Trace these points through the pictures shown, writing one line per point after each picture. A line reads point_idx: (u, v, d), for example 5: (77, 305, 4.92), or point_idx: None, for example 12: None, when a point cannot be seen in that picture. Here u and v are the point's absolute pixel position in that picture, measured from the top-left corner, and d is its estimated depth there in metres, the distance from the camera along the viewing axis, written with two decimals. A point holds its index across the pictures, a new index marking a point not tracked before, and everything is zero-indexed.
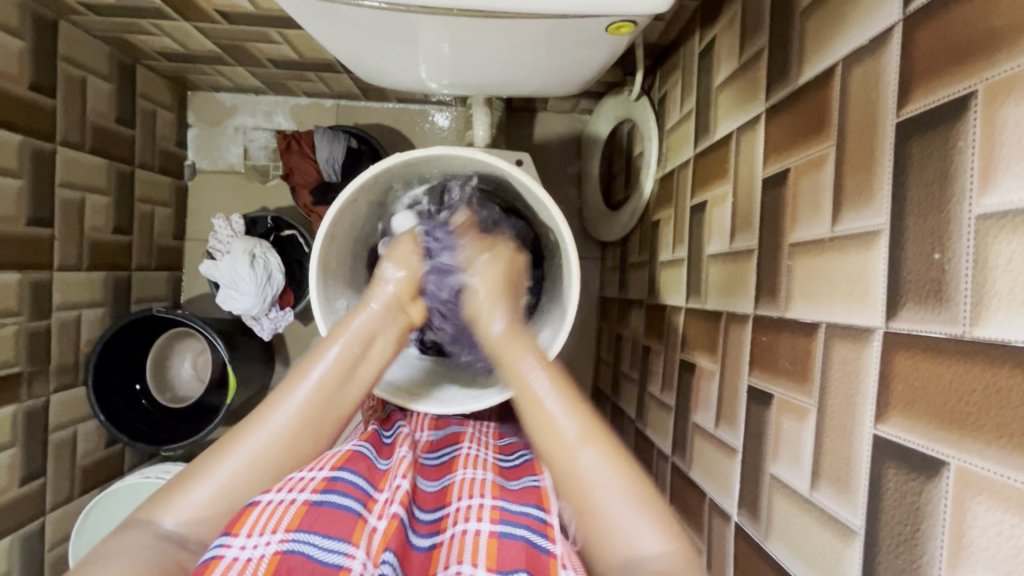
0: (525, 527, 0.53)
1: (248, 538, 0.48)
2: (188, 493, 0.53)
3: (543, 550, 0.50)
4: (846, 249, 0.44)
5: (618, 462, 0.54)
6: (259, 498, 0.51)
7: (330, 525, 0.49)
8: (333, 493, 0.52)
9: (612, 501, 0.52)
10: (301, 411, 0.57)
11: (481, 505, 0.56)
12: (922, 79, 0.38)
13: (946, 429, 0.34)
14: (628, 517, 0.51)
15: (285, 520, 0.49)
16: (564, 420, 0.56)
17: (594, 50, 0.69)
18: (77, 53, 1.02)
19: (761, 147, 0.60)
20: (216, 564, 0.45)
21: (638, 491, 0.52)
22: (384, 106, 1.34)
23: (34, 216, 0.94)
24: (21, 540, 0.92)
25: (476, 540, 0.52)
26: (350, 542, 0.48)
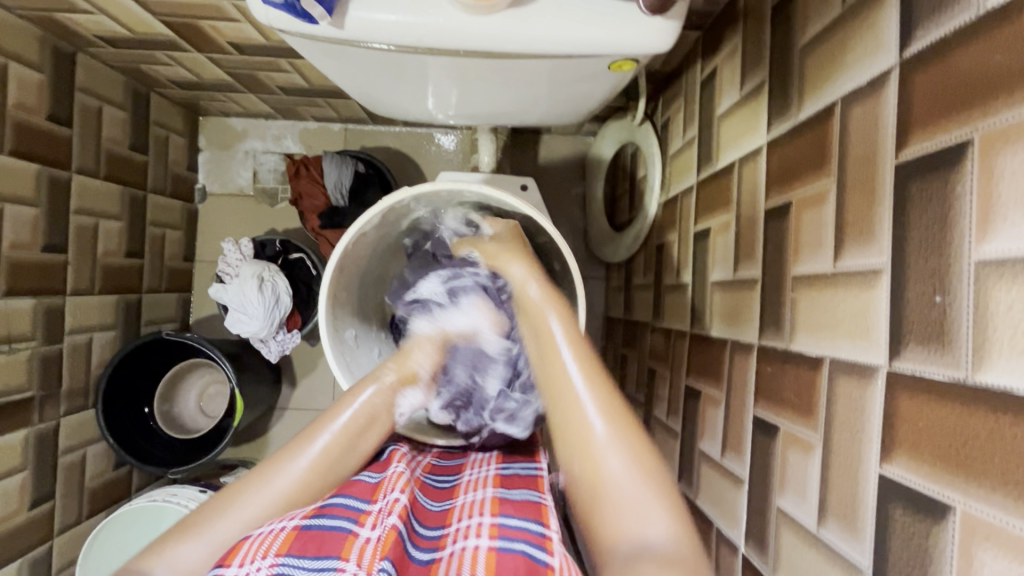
0: (523, 541, 0.52)
1: (239, 568, 0.48)
2: (180, 547, 0.53)
3: (541, 562, 0.50)
4: (848, 285, 0.45)
5: (639, 457, 0.53)
6: (250, 533, 0.52)
7: (319, 545, 0.50)
8: (324, 516, 0.53)
9: (624, 478, 0.52)
10: (297, 477, 0.59)
11: (480, 523, 0.56)
12: (919, 124, 0.39)
13: (951, 472, 0.34)
14: (640, 495, 0.51)
15: (275, 546, 0.49)
16: (597, 411, 0.57)
17: (598, 85, 0.70)
18: (93, 83, 1.05)
19: (763, 178, 0.61)
20: None
21: (650, 478, 0.52)
22: (391, 129, 1.37)
23: (49, 242, 0.96)
24: (29, 564, 0.92)
25: (475, 552, 0.51)
26: (340, 558, 0.48)
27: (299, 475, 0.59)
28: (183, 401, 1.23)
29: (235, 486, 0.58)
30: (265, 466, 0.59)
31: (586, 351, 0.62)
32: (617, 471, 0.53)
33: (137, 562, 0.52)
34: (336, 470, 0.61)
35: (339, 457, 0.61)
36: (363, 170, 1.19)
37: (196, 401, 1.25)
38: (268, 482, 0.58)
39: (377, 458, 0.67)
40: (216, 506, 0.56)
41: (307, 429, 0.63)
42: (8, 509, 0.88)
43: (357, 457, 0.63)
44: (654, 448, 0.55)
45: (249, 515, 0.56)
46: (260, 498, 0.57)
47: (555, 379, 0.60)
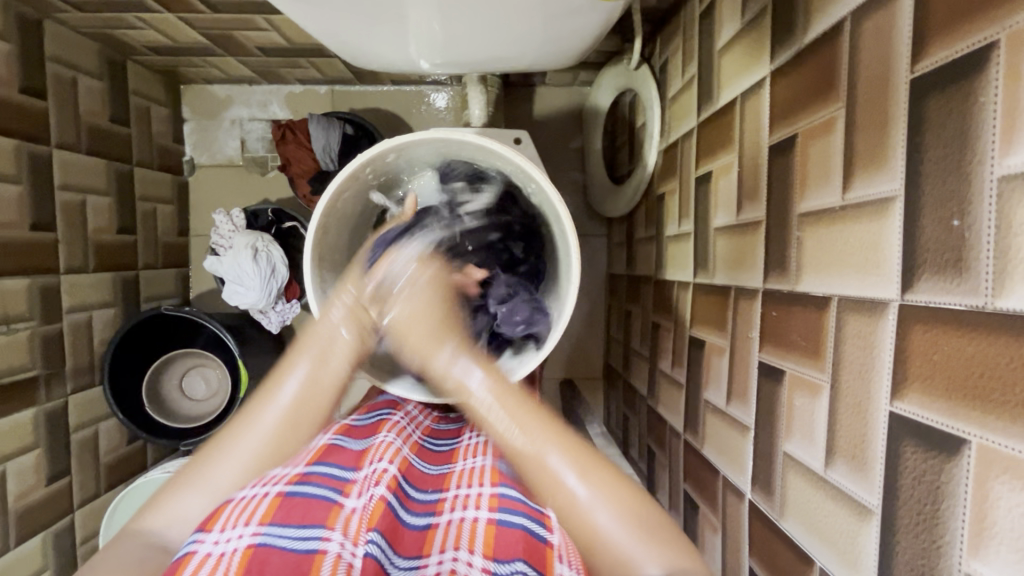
0: (523, 515, 0.53)
1: (220, 533, 0.48)
2: (177, 501, 0.55)
3: (541, 539, 0.51)
4: (858, 217, 0.42)
5: (612, 490, 0.52)
6: (234, 496, 0.53)
7: (304, 513, 0.50)
8: (307, 484, 0.53)
9: (611, 527, 0.50)
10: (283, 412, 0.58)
11: (479, 494, 0.57)
12: (937, 31, 0.35)
13: (967, 406, 0.32)
14: (613, 524, 0.50)
15: (258, 514, 0.49)
16: (565, 468, 0.52)
17: (588, 19, 0.66)
18: (65, 52, 1.00)
19: (767, 112, 0.57)
20: (189, 559, 0.46)
21: (631, 513, 0.51)
22: (379, 89, 1.32)
23: (37, 220, 0.94)
24: (52, 536, 0.95)
25: (473, 524, 0.53)
26: (326, 527, 0.49)
27: (276, 420, 0.58)
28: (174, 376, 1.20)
29: (219, 437, 0.58)
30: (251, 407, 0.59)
31: (497, 381, 0.58)
32: (582, 498, 0.51)
33: (138, 521, 0.55)
34: (312, 411, 0.59)
35: (315, 393, 0.59)
36: (351, 132, 1.15)
37: (182, 373, 1.21)
38: (251, 427, 0.57)
39: (359, 424, 0.65)
40: (201, 461, 0.57)
41: (274, 372, 0.60)
42: (25, 486, 0.89)
43: (328, 393, 0.60)
44: (610, 466, 0.54)
45: (231, 463, 0.56)
46: (242, 447, 0.57)
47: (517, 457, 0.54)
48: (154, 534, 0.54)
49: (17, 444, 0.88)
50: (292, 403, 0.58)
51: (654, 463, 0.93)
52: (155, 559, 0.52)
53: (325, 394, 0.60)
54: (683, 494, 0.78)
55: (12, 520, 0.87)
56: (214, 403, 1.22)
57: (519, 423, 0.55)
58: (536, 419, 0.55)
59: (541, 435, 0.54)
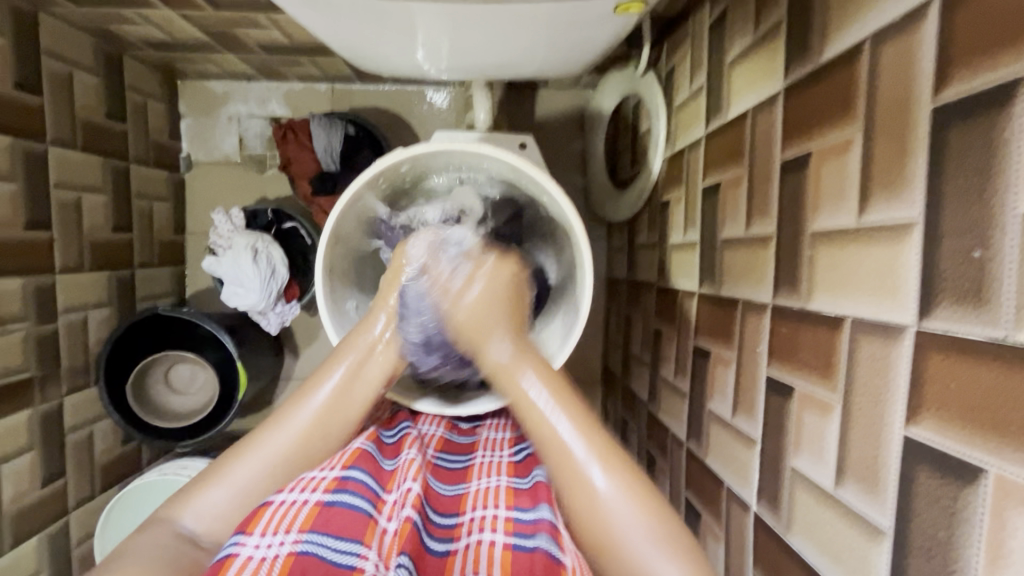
0: (543, 533, 0.52)
1: (261, 537, 0.48)
2: (206, 496, 0.55)
3: (555, 559, 0.48)
4: (873, 241, 0.43)
5: (637, 493, 0.52)
6: (272, 497, 0.52)
7: (342, 527, 0.50)
8: (345, 493, 0.53)
9: (630, 524, 0.51)
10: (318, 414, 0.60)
11: (495, 516, 0.56)
12: (960, 62, 0.35)
13: (984, 436, 0.33)
14: (642, 542, 0.50)
15: (298, 522, 0.50)
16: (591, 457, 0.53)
17: (600, 29, 0.66)
18: (60, 47, 0.98)
19: (779, 128, 0.58)
20: (230, 562, 0.46)
21: (664, 533, 0.50)
22: (380, 88, 1.30)
23: (31, 219, 0.92)
24: (47, 539, 0.94)
25: (490, 549, 0.52)
26: (362, 544, 0.49)
27: (311, 420, 0.59)
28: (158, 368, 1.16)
29: (250, 438, 0.59)
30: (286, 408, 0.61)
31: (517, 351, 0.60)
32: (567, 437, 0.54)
33: (167, 509, 0.55)
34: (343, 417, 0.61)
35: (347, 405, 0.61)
36: (352, 133, 1.14)
37: (166, 369, 1.17)
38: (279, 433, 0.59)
39: (386, 439, 0.66)
40: (231, 457, 0.57)
41: (310, 379, 0.62)
42: (19, 488, 0.88)
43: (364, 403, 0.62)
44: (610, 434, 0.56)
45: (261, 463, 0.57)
46: (277, 439, 0.58)
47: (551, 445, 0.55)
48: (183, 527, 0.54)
49: (12, 446, 0.87)
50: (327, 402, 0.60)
51: (654, 469, 0.94)
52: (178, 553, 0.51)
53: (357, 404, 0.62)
54: (684, 502, 0.79)
55: (7, 523, 0.86)
56: (190, 401, 1.19)
57: (578, 429, 0.55)
58: (579, 424, 0.55)
59: (590, 447, 0.54)
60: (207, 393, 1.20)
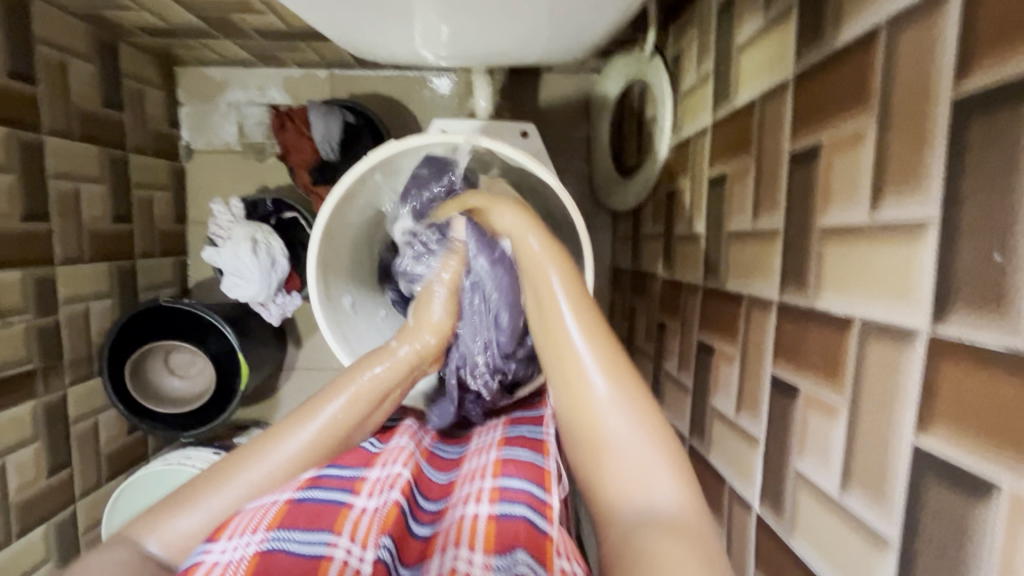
0: (524, 505, 0.53)
1: (228, 542, 0.48)
2: (177, 518, 0.53)
3: (542, 532, 0.50)
4: (885, 240, 0.40)
5: (632, 398, 0.52)
6: (245, 506, 0.52)
7: (312, 518, 0.50)
8: (317, 489, 0.52)
9: (624, 436, 0.51)
10: (318, 435, 0.59)
11: (481, 488, 0.57)
12: (984, 50, 0.33)
13: (998, 450, 0.31)
14: (624, 435, 0.51)
15: (266, 520, 0.49)
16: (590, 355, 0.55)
17: (602, 12, 0.63)
18: (54, 34, 0.96)
19: (789, 117, 0.55)
20: (197, 568, 0.46)
21: (655, 435, 0.50)
22: (380, 73, 1.28)
23: (29, 210, 0.91)
24: (55, 527, 0.95)
25: (474, 521, 0.52)
26: (332, 533, 0.49)
27: (305, 445, 0.58)
28: (155, 357, 1.14)
29: (229, 461, 0.57)
30: (283, 425, 0.59)
31: (575, 290, 0.58)
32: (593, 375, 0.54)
33: (132, 531, 0.53)
34: (341, 443, 0.60)
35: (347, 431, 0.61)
36: (352, 121, 1.11)
37: (164, 357, 1.16)
38: (273, 451, 0.57)
39: (374, 427, 0.67)
40: (213, 479, 0.56)
41: (314, 398, 0.62)
42: (25, 479, 0.89)
43: (363, 427, 0.62)
44: (645, 381, 0.54)
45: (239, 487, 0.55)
46: (254, 475, 0.56)
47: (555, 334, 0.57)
48: (147, 547, 0.52)
49: (16, 438, 0.87)
50: (328, 423, 0.60)
51: None
52: (150, 572, 0.49)
53: (361, 430, 0.62)
54: None
55: (14, 513, 0.87)
56: (190, 388, 1.18)
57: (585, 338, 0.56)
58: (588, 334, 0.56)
59: (596, 359, 0.55)
60: (206, 380, 1.18)
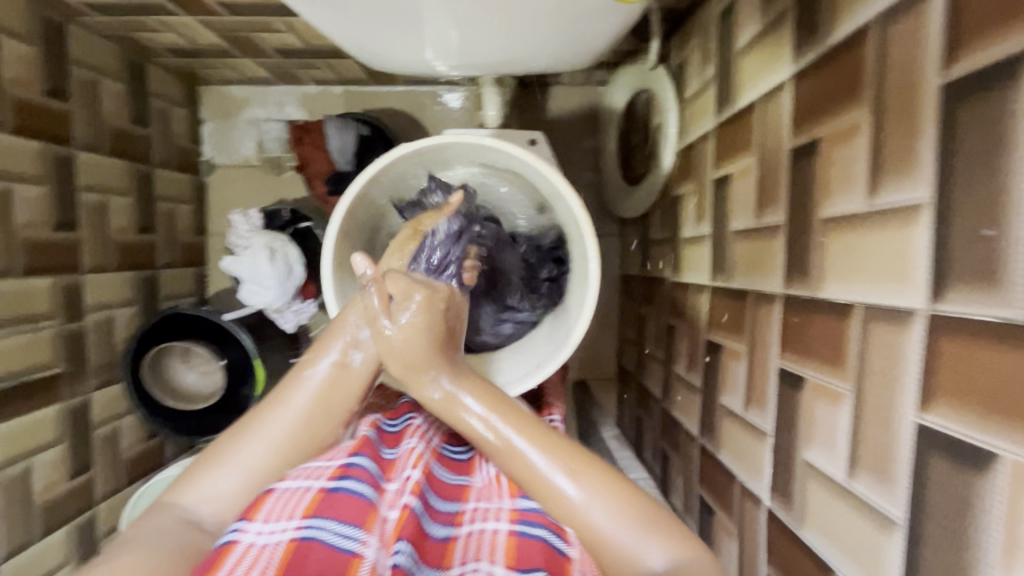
0: (542, 527, 0.54)
1: (262, 524, 0.50)
2: (211, 476, 0.55)
3: (560, 552, 0.52)
4: (883, 224, 0.41)
5: (608, 487, 0.49)
6: (276, 485, 0.54)
7: (342, 512, 0.50)
8: (347, 479, 0.53)
9: (614, 523, 0.48)
10: (318, 390, 0.60)
11: (500, 507, 0.58)
12: (968, 36, 0.35)
13: (998, 420, 0.32)
14: (609, 522, 0.48)
15: (301, 507, 0.51)
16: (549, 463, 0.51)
17: (605, 19, 0.65)
18: (87, 55, 1.02)
19: (788, 114, 0.57)
20: (232, 547, 0.48)
21: (636, 512, 0.49)
22: (393, 89, 1.32)
23: (60, 220, 0.96)
24: (76, 530, 0.97)
25: (496, 536, 0.54)
26: (362, 529, 0.49)
27: (311, 398, 0.59)
28: (172, 359, 1.16)
29: (247, 420, 0.59)
30: (285, 385, 0.60)
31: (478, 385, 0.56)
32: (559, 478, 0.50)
33: (168, 496, 0.55)
34: (345, 392, 0.60)
35: (339, 385, 0.60)
36: (366, 133, 1.15)
37: (181, 356, 1.17)
38: (282, 408, 0.58)
39: (387, 427, 0.66)
40: (234, 438, 0.57)
41: (307, 355, 0.62)
42: (49, 480, 0.91)
43: (364, 376, 0.61)
44: (600, 459, 0.52)
45: (257, 446, 0.57)
46: (274, 427, 0.58)
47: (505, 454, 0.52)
48: (185, 510, 0.54)
49: (41, 439, 0.90)
50: (325, 378, 0.60)
51: (668, 466, 0.93)
52: (189, 535, 0.52)
53: (354, 381, 0.61)
54: (698, 499, 0.77)
55: (38, 513, 0.89)
56: (205, 385, 1.19)
57: (511, 430, 0.52)
58: (536, 436, 0.52)
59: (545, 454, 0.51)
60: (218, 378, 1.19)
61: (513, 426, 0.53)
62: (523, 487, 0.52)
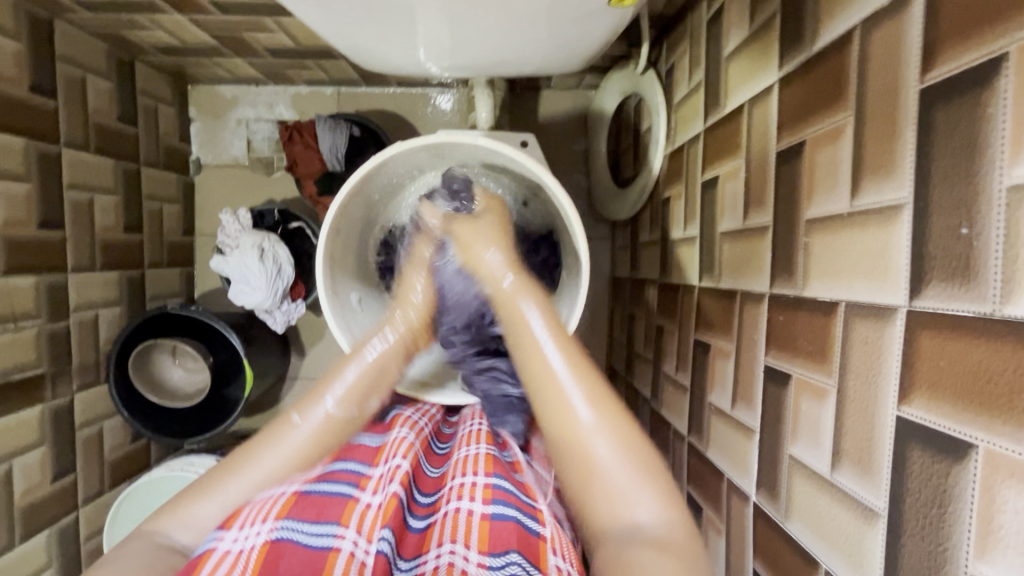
0: (515, 507, 0.55)
1: (239, 531, 0.50)
2: (197, 508, 0.55)
3: (533, 532, 0.53)
4: (865, 224, 0.43)
5: (620, 431, 0.53)
6: (253, 498, 0.55)
7: (319, 511, 0.52)
8: (324, 483, 0.56)
9: (611, 464, 0.52)
10: (315, 429, 0.60)
11: (475, 483, 0.57)
12: (945, 42, 0.36)
13: (974, 411, 0.33)
14: (610, 456, 0.52)
15: (274, 510, 0.51)
16: (584, 402, 0.55)
17: (597, 23, 0.67)
18: (74, 52, 1.01)
19: (774, 118, 0.58)
20: (209, 555, 0.47)
21: (637, 459, 0.52)
22: (385, 90, 1.33)
23: (44, 217, 0.94)
24: (57, 533, 0.95)
25: (468, 518, 0.54)
26: (339, 525, 0.50)
27: (307, 438, 0.59)
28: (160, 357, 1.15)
29: (242, 452, 0.58)
30: (285, 418, 0.60)
31: (553, 323, 0.61)
32: (584, 423, 0.54)
33: (151, 523, 0.54)
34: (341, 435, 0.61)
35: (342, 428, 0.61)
36: (358, 134, 1.15)
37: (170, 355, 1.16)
38: (280, 441, 0.59)
39: (374, 420, 0.67)
40: (228, 467, 0.57)
41: (313, 390, 0.62)
42: (30, 482, 0.90)
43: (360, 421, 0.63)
44: (632, 418, 0.55)
45: (246, 479, 0.56)
46: (271, 458, 0.58)
47: (535, 363, 0.59)
48: (169, 538, 0.53)
49: (23, 440, 0.88)
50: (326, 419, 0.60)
51: None
52: (168, 559, 0.51)
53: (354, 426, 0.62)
54: (687, 497, 0.78)
55: (18, 516, 0.87)
56: (192, 385, 1.18)
57: (563, 362, 0.58)
58: (574, 369, 0.57)
59: (583, 389, 0.56)
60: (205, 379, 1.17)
61: (556, 342, 0.60)
62: (545, 413, 0.57)
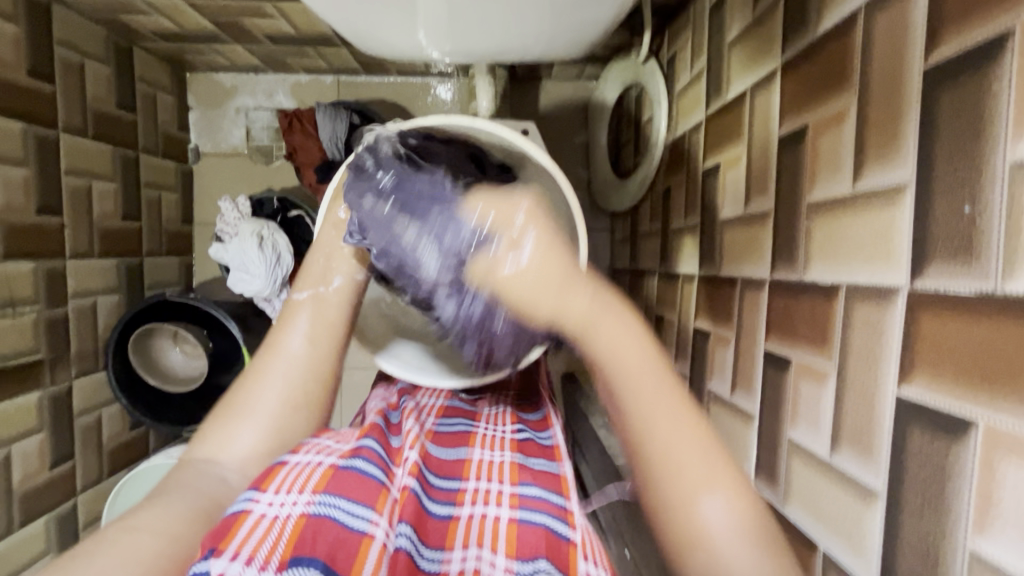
0: (543, 514, 0.50)
1: (275, 495, 0.46)
2: (231, 431, 0.53)
3: (563, 538, 0.48)
4: (867, 207, 0.43)
5: (741, 489, 0.40)
6: (287, 457, 0.50)
7: (353, 489, 0.47)
8: (359, 459, 0.50)
9: (731, 544, 0.38)
10: (306, 330, 0.59)
11: (499, 491, 0.54)
12: (950, 21, 0.36)
13: (975, 389, 0.33)
14: (730, 537, 0.38)
15: (312, 482, 0.47)
16: (699, 464, 0.40)
17: (599, 8, 0.66)
18: (72, 37, 1.00)
19: (777, 104, 0.58)
20: (243, 516, 0.43)
21: (766, 540, 0.38)
22: (385, 80, 1.32)
23: (43, 203, 0.94)
24: (56, 520, 0.95)
25: (495, 522, 0.50)
26: (373, 509, 0.45)
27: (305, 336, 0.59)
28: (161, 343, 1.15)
29: (250, 373, 0.57)
30: (273, 333, 0.60)
31: (632, 327, 0.44)
32: (692, 468, 0.40)
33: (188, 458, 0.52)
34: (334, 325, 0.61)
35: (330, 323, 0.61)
36: (357, 122, 1.14)
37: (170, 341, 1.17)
38: (280, 353, 0.58)
39: (391, 418, 0.65)
40: (241, 390, 0.56)
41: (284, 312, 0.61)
42: (29, 468, 0.90)
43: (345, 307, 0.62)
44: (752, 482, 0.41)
45: (270, 390, 0.56)
46: (278, 368, 0.57)
47: (629, 386, 0.42)
48: (212, 466, 0.51)
49: (22, 426, 0.88)
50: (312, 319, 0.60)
51: None
52: (217, 487, 0.49)
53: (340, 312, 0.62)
54: None
55: (17, 501, 0.87)
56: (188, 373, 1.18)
57: (653, 389, 0.42)
58: (683, 414, 0.41)
59: (693, 437, 0.41)
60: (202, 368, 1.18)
61: (658, 378, 0.42)
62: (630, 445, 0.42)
